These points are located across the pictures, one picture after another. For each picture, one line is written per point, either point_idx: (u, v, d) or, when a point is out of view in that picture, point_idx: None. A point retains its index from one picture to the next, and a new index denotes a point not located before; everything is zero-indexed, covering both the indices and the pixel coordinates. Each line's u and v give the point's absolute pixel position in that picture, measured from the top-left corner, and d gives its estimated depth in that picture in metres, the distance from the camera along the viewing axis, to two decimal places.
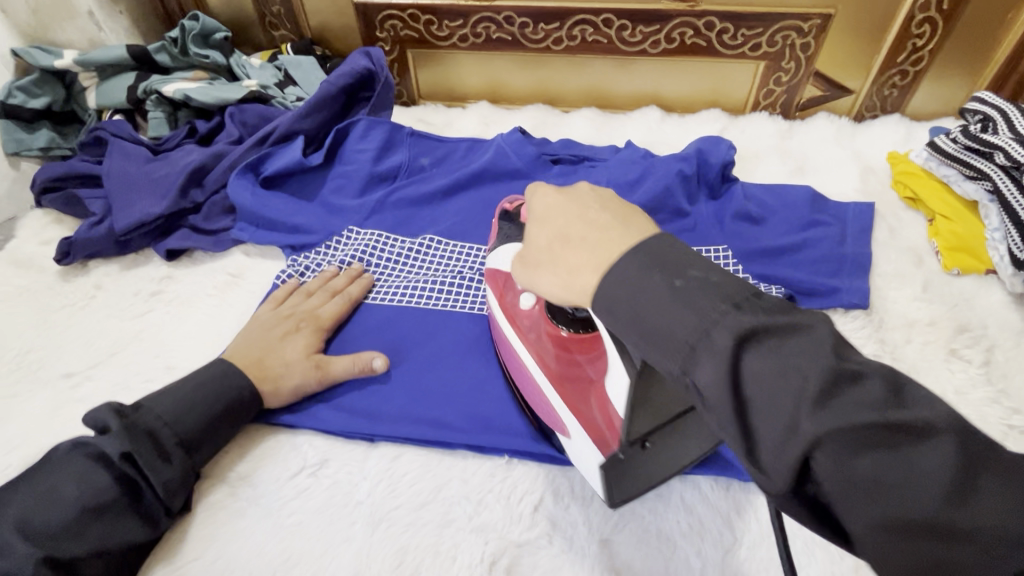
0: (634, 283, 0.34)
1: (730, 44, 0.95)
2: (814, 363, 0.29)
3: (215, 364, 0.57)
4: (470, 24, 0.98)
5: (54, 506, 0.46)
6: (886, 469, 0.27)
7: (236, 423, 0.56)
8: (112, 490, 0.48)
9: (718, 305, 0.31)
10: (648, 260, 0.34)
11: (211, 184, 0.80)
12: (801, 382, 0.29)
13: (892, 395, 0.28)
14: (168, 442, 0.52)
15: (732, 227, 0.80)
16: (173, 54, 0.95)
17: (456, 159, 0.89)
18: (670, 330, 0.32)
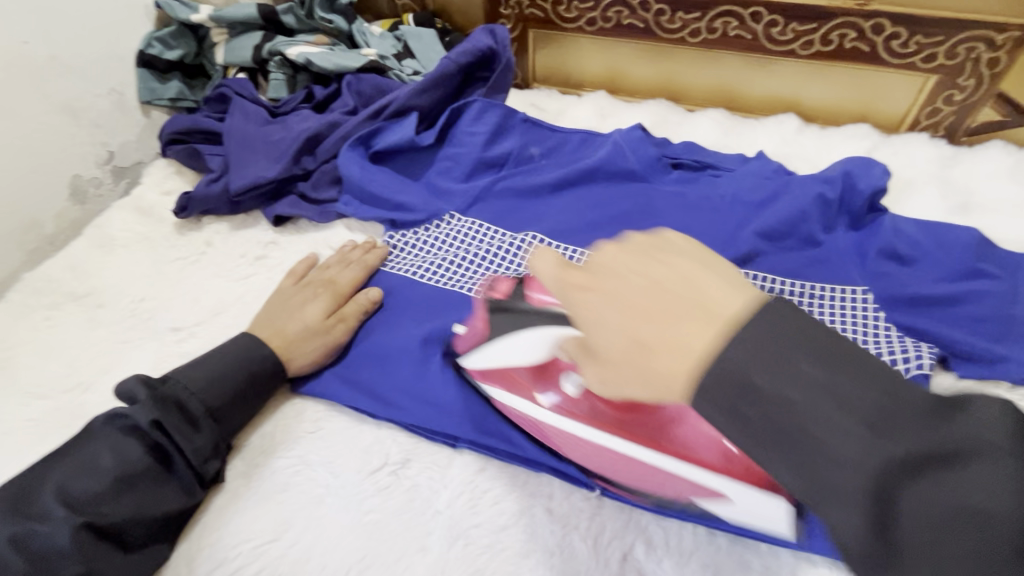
0: (768, 383, 0.31)
1: (898, 51, 0.83)
2: (852, 392, 0.30)
3: (241, 338, 0.60)
4: (601, 7, 0.92)
5: (92, 475, 0.48)
6: (942, 502, 0.28)
7: (262, 389, 0.58)
8: (144, 460, 0.50)
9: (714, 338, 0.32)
10: (764, 354, 0.31)
11: (323, 153, 0.80)
12: (847, 413, 0.29)
13: (940, 410, 0.29)
14: (194, 412, 0.54)
15: (874, 265, 0.69)
16: (299, 16, 0.95)
17: (568, 152, 0.84)
18: (828, 454, 0.29)
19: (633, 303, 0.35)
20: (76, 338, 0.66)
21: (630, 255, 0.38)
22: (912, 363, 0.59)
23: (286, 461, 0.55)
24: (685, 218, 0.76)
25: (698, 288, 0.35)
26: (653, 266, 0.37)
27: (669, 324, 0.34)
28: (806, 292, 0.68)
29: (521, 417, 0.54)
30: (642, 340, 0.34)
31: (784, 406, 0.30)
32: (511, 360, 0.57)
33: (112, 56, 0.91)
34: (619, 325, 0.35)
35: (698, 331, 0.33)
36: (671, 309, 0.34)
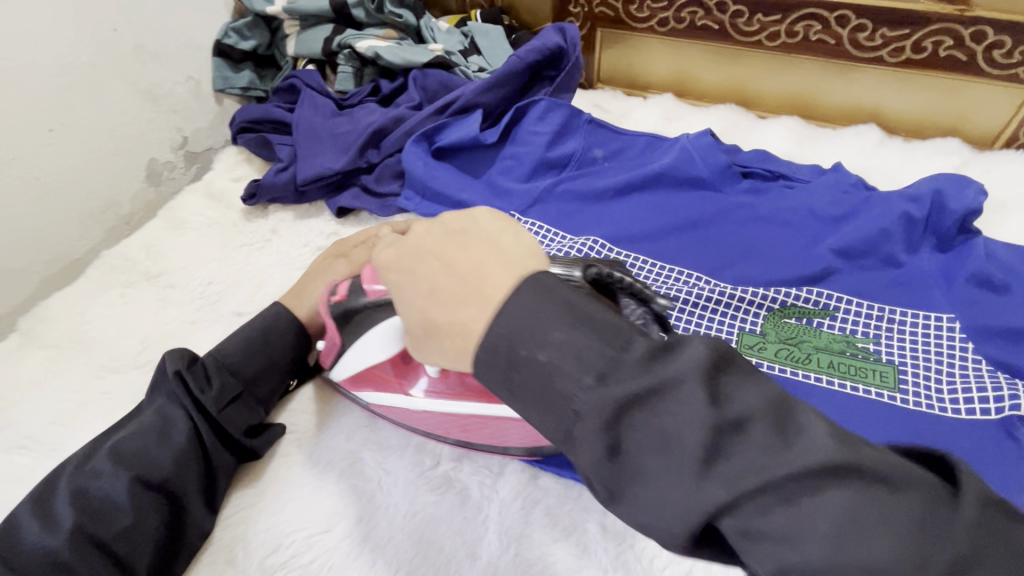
0: (543, 317, 0.32)
1: (1000, 61, 0.77)
2: (689, 418, 0.28)
3: (280, 315, 0.61)
4: (675, 7, 0.89)
5: (138, 435, 0.50)
6: (794, 530, 0.25)
7: (279, 344, 0.60)
8: (179, 417, 0.52)
9: (581, 376, 0.31)
10: (564, 306, 0.32)
11: (387, 147, 0.80)
12: (676, 439, 0.28)
13: (779, 432, 0.27)
14: (217, 370, 0.55)
15: (963, 293, 0.64)
16: (369, 10, 0.95)
17: (632, 155, 0.82)
18: (661, 457, 0.29)
19: (424, 277, 0.38)
20: (147, 316, 0.68)
21: (434, 236, 0.40)
22: (1005, 403, 0.55)
23: (340, 453, 0.56)
24: (754, 230, 0.72)
25: (561, 313, 0.32)
26: (453, 249, 0.39)
27: (461, 308, 0.36)
28: (885, 319, 0.63)
29: (392, 410, 0.55)
30: (432, 320, 0.37)
31: (647, 439, 0.29)
32: (370, 361, 0.54)
33: (192, 45, 0.95)
34: (422, 305, 0.38)
35: (565, 367, 0.31)
36: (453, 291, 0.37)
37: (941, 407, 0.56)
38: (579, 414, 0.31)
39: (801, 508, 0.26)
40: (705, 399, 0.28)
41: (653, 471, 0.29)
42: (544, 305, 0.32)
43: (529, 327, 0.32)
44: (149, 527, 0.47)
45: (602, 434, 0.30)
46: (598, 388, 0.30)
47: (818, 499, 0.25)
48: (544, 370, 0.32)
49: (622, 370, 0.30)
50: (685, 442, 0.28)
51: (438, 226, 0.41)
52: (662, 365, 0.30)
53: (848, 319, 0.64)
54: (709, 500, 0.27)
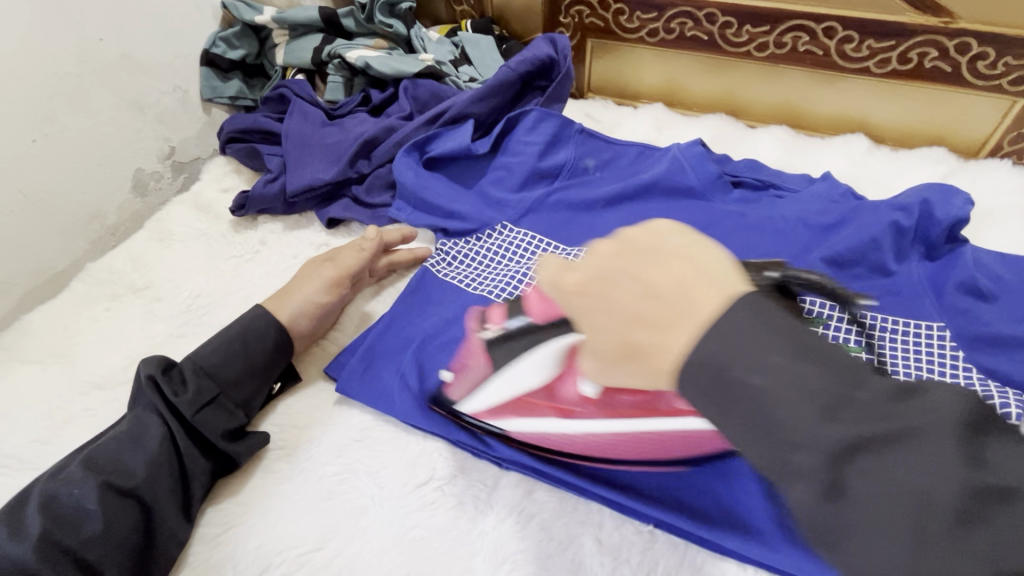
0: (644, 288, 0.32)
1: (984, 73, 0.78)
2: (803, 381, 0.28)
3: (261, 321, 0.60)
4: (665, 19, 0.90)
5: (112, 441, 0.50)
6: (903, 490, 0.26)
7: (261, 346, 0.59)
8: (154, 421, 0.52)
9: (745, 368, 0.29)
10: (665, 278, 0.32)
11: (378, 157, 0.80)
12: (798, 399, 0.27)
13: (893, 400, 0.27)
14: (193, 375, 0.55)
15: (953, 301, 0.64)
16: (359, 20, 0.96)
17: (624, 165, 0.82)
18: (771, 419, 0.28)
19: (626, 303, 0.32)
20: (134, 329, 0.67)
21: (613, 250, 0.34)
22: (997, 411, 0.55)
23: (332, 468, 0.55)
24: (745, 240, 0.73)
25: (771, 324, 0.29)
26: (643, 265, 0.33)
27: (664, 330, 0.31)
28: (877, 327, 0.64)
29: (517, 432, 0.54)
30: (634, 343, 0.31)
31: (757, 402, 0.28)
32: (524, 387, 0.56)
33: (179, 54, 0.94)
34: (613, 327, 0.32)
35: (739, 359, 0.29)
36: (653, 311, 0.31)
37: None
38: (749, 401, 0.28)
39: (948, 514, 0.25)
40: (812, 364, 0.28)
41: (803, 470, 0.27)
42: (762, 315, 0.29)
43: (736, 340, 0.29)
44: (120, 534, 0.47)
45: (767, 424, 0.28)
46: (708, 347, 0.29)
47: (950, 500, 0.25)
48: (721, 366, 0.29)
49: (808, 372, 0.28)
50: (801, 401, 0.27)
51: (623, 243, 0.34)
52: (833, 371, 0.28)
53: (841, 328, 0.64)
54: (856, 500, 0.26)
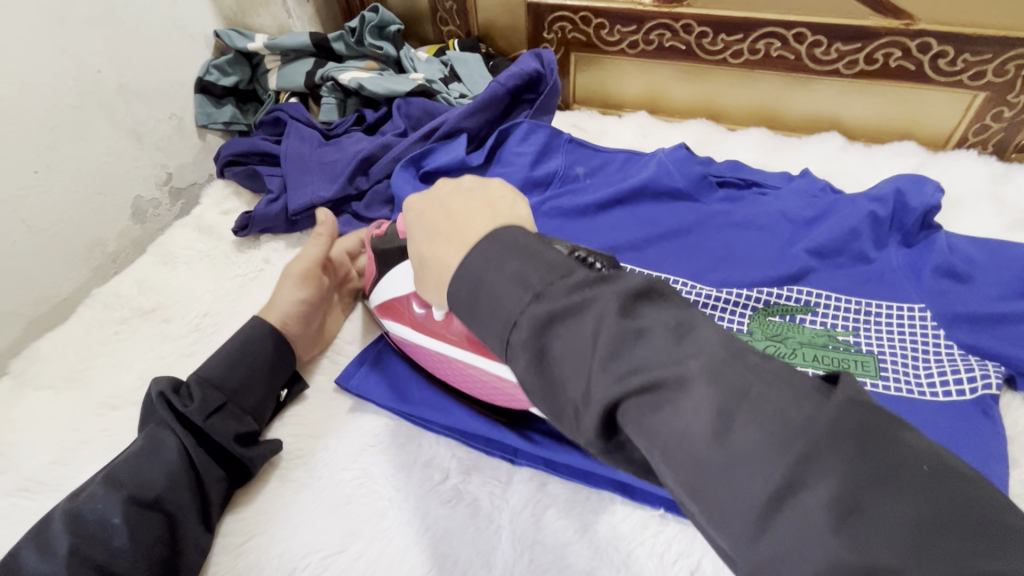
0: (495, 262, 0.38)
1: (946, 69, 0.83)
2: (598, 326, 0.33)
3: (264, 328, 0.62)
4: (644, 30, 0.93)
5: (128, 458, 0.51)
6: (676, 421, 0.29)
7: (269, 358, 0.61)
8: (171, 437, 0.53)
9: (523, 295, 0.36)
10: (507, 248, 0.38)
11: (376, 173, 0.82)
12: (591, 344, 0.33)
13: (673, 337, 0.32)
14: (205, 390, 0.56)
15: (932, 284, 0.68)
16: (349, 43, 0.99)
17: (612, 171, 0.85)
18: (568, 362, 0.34)
19: (426, 215, 0.47)
20: (145, 350, 0.68)
21: (455, 193, 0.48)
22: (978, 382, 0.58)
23: (351, 474, 0.56)
24: (733, 236, 0.76)
25: (516, 253, 0.38)
26: (462, 202, 0.46)
27: (447, 242, 0.43)
28: (863, 311, 0.67)
29: (404, 340, 0.61)
30: (423, 255, 0.45)
31: (562, 353, 0.34)
32: (393, 293, 0.59)
33: (173, 83, 0.96)
34: (426, 240, 0.46)
35: (512, 292, 0.36)
36: (450, 227, 0.44)
37: (920, 391, 0.59)
38: (519, 323, 0.35)
39: (681, 407, 0.30)
40: (616, 313, 0.33)
41: (566, 369, 0.34)
42: (520, 248, 0.38)
43: (490, 263, 0.38)
44: (149, 546, 0.48)
45: (532, 340, 0.35)
46: (536, 301, 0.35)
47: (687, 391, 0.30)
48: (485, 281, 0.38)
49: (557, 288, 0.35)
50: (595, 341, 0.33)
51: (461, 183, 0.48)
52: (579, 289, 0.35)
53: (829, 314, 0.67)
54: (600, 395, 0.32)
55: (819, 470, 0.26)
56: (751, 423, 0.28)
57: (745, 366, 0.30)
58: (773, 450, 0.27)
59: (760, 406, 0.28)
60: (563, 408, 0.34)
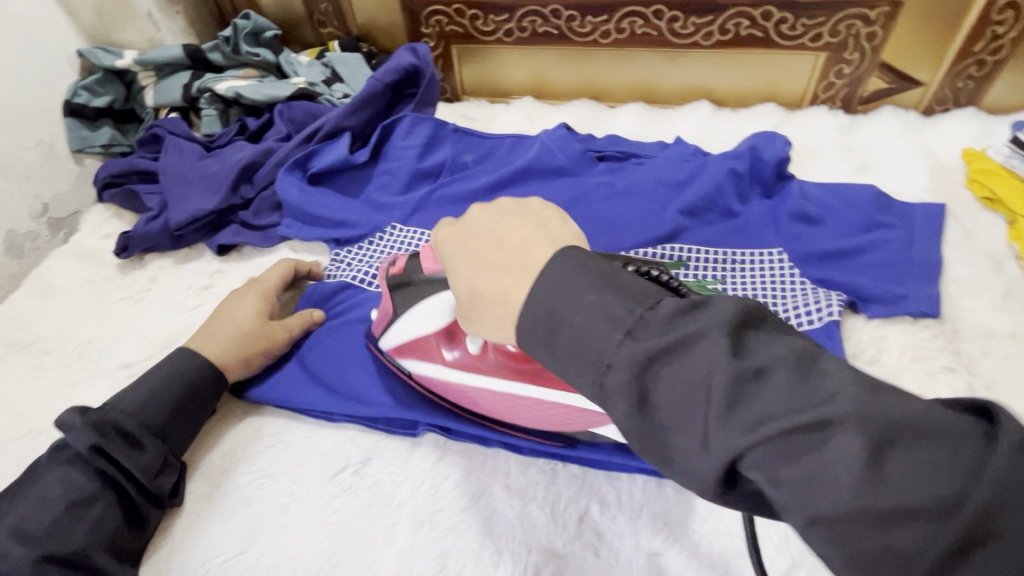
0: (563, 285, 0.35)
1: (788, 34, 0.91)
2: (711, 369, 0.31)
3: (179, 357, 0.58)
4: (516, 18, 0.97)
5: (41, 508, 0.48)
6: (814, 469, 0.28)
7: (208, 401, 0.58)
8: (94, 488, 0.50)
9: (612, 334, 0.33)
10: (581, 269, 0.36)
11: (260, 180, 0.82)
12: (707, 392, 0.31)
13: (798, 377, 0.30)
14: (139, 435, 0.53)
15: (788, 229, 0.75)
16: (225, 53, 0.98)
17: (500, 155, 0.88)
18: (676, 404, 0.32)
19: (471, 247, 0.42)
20: (24, 386, 0.66)
21: (489, 214, 0.43)
22: (823, 312, 0.65)
23: (252, 476, 0.57)
24: (613, 204, 0.80)
25: (595, 280, 0.35)
26: (502, 224, 0.42)
27: (508, 277, 0.39)
28: (729, 260, 0.74)
29: (429, 378, 0.56)
30: (477, 290, 0.40)
31: (665, 398, 0.32)
32: (419, 332, 0.54)
33: (37, 109, 0.91)
34: (470, 273, 0.41)
35: (597, 330, 0.34)
36: (497, 262, 0.40)
37: None
38: (614, 365, 0.33)
39: (822, 446, 0.28)
40: (727, 352, 0.31)
41: (675, 418, 0.32)
42: (592, 274, 0.35)
43: (564, 291, 0.35)
44: None
45: (631, 386, 0.33)
46: (629, 342, 0.33)
47: (827, 439, 0.28)
48: (547, 323, 0.36)
49: (647, 326, 0.33)
50: (713, 385, 0.31)
51: (491, 205, 0.44)
52: (679, 322, 0.33)
53: (699, 266, 0.73)
54: (723, 449, 0.30)
55: (957, 492, 0.26)
56: (759, 407, 0.30)
57: (881, 399, 0.29)
58: (924, 480, 0.27)
59: (772, 389, 0.30)
60: (672, 452, 0.33)
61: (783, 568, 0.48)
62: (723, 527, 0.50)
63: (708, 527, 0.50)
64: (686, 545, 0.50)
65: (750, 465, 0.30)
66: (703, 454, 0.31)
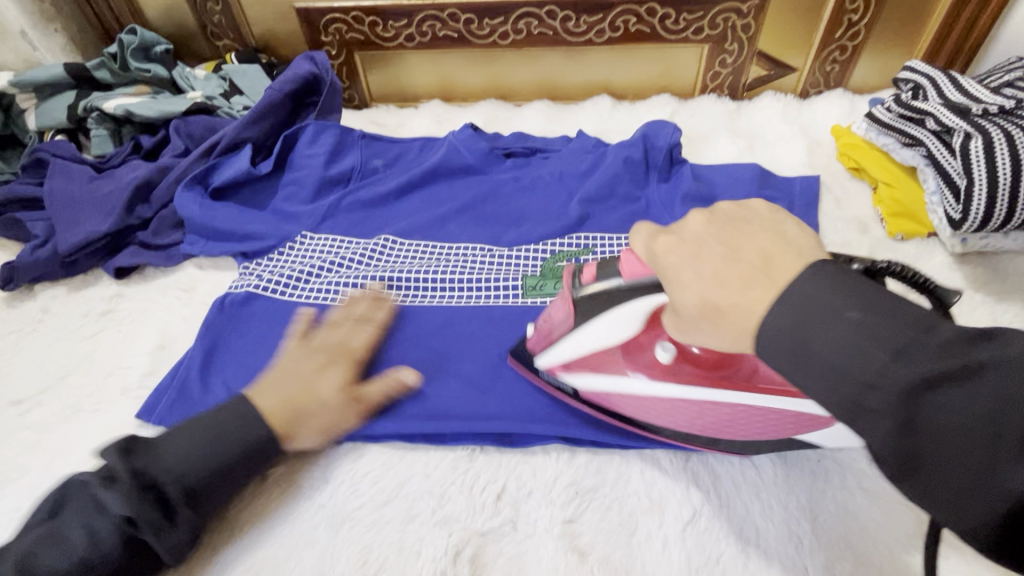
0: (814, 302, 0.32)
1: (673, 29, 0.97)
2: (998, 407, 0.27)
3: (252, 410, 0.52)
4: (415, 23, 0.98)
5: (60, 552, 0.45)
6: None
7: (254, 467, 0.52)
8: (112, 543, 0.46)
9: (875, 353, 0.29)
10: (835, 286, 0.32)
11: (158, 199, 0.79)
12: (1001, 432, 0.27)
13: None
14: (172, 495, 0.47)
15: (682, 210, 0.80)
16: (113, 70, 0.93)
17: (409, 159, 0.89)
18: (969, 440, 0.28)
19: (700, 251, 0.37)
20: None
21: (719, 226, 0.38)
22: None
23: None
24: (522, 199, 0.83)
25: (843, 294, 0.31)
26: (738, 237, 0.37)
27: (746, 291, 0.34)
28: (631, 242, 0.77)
29: (599, 394, 0.55)
30: (715, 303, 0.35)
31: (938, 428, 0.28)
32: (599, 344, 0.52)
33: None
34: (699, 287, 0.36)
35: (856, 350, 0.30)
36: (742, 275, 0.35)
37: None
38: (880, 389, 0.29)
39: None
40: (1012, 389, 0.27)
41: (946, 452, 0.28)
42: (844, 290, 0.31)
43: (815, 306, 0.31)
44: None
45: (898, 410, 0.29)
46: (895, 364, 0.29)
47: None
48: (795, 339, 0.32)
49: (921, 350, 0.29)
50: (995, 425, 0.27)
51: (713, 216, 0.39)
52: (952, 353, 0.28)
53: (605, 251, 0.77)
54: (1021, 494, 0.27)
55: None
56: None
57: None
58: None
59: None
60: (925, 480, 0.30)
61: (685, 516, 0.52)
62: (630, 489, 0.54)
63: (617, 489, 0.54)
64: (598, 509, 0.53)
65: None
66: (975, 490, 0.28)
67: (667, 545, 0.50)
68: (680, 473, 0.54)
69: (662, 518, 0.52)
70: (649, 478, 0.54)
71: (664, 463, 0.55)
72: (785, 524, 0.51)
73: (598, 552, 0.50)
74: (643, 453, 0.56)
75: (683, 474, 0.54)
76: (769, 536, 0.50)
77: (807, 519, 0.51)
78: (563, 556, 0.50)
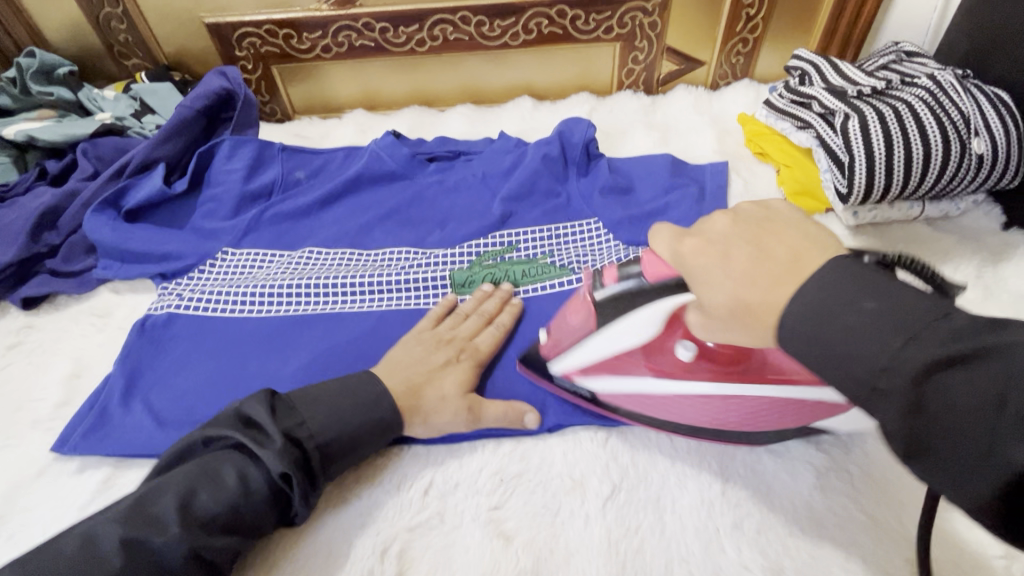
0: (787, 285, 0.35)
1: (585, 29, 1.00)
2: (891, 321, 0.31)
3: (372, 388, 0.55)
4: (330, 34, 0.98)
5: (219, 494, 0.46)
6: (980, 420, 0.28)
7: (377, 441, 0.54)
8: (262, 492, 0.48)
9: (796, 287, 0.34)
10: (829, 273, 0.34)
11: (66, 225, 0.77)
12: (883, 339, 0.31)
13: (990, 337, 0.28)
14: (315, 457, 0.50)
15: (602, 202, 0.82)
16: (13, 95, 0.90)
17: (333, 169, 0.89)
18: (846, 346, 0.32)
19: (727, 256, 0.38)
20: None
21: (747, 226, 0.39)
22: None
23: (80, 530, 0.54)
24: (447, 200, 0.85)
25: (845, 278, 0.33)
26: (773, 234, 0.38)
27: (776, 288, 0.35)
28: (554, 236, 0.79)
29: (619, 395, 0.56)
30: (743, 300, 0.36)
31: (827, 340, 0.33)
32: (619, 346, 0.53)
33: None
34: (731, 286, 0.37)
35: (781, 285, 0.35)
36: (768, 274, 0.36)
37: None
38: (793, 312, 0.34)
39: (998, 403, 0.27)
40: (918, 311, 0.31)
41: (836, 356, 0.32)
42: (867, 284, 0.33)
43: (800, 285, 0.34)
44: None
45: (805, 329, 0.34)
46: (810, 291, 0.34)
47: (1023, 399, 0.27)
48: (813, 338, 0.33)
49: (836, 282, 0.33)
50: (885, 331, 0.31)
51: (740, 217, 0.40)
52: (871, 284, 0.33)
53: (529, 246, 0.79)
54: (891, 385, 0.30)
55: None
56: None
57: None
58: None
59: (965, 352, 0.29)
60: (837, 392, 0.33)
61: (606, 493, 0.54)
62: (554, 470, 0.56)
63: (541, 473, 0.56)
64: (523, 495, 0.54)
65: (920, 412, 0.30)
66: (867, 389, 0.32)
67: (591, 522, 0.52)
68: (599, 452, 0.57)
69: (585, 496, 0.54)
70: (571, 459, 0.57)
71: (587, 442, 0.58)
72: (698, 490, 0.54)
73: (524, 537, 0.52)
74: (566, 436, 0.58)
75: (604, 453, 0.57)
76: (684, 503, 0.53)
77: (720, 485, 0.54)
78: (490, 544, 0.51)
